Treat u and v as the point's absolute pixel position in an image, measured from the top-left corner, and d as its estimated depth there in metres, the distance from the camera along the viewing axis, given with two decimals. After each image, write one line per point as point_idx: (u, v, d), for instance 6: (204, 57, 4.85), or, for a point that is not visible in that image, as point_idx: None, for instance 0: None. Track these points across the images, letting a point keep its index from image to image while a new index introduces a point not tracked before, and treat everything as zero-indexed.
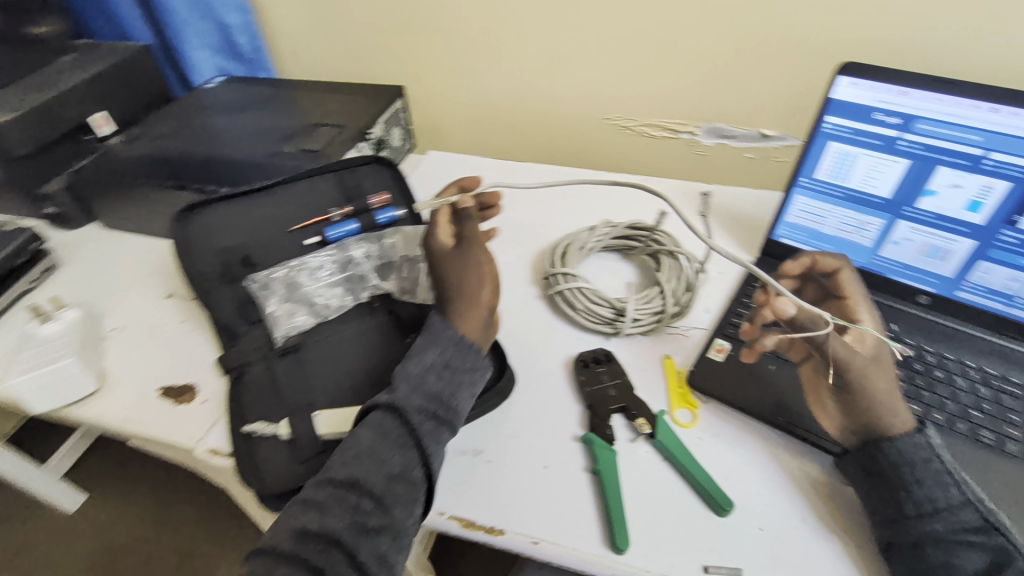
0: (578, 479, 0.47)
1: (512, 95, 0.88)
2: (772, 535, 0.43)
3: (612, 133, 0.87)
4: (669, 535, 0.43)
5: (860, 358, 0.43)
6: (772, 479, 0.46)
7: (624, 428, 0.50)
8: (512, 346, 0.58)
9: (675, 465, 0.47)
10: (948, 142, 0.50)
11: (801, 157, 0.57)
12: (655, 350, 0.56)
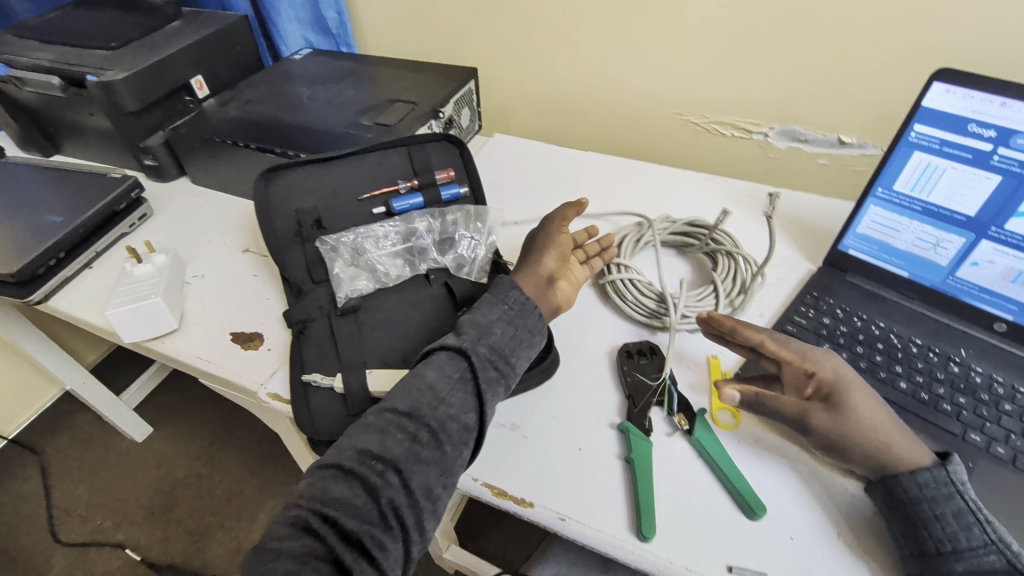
0: (611, 465, 0.48)
1: (583, 84, 0.88)
2: (803, 547, 0.42)
3: (681, 129, 0.86)
4: (695, 531, 0.43)
5: (825, 429, 0.44)
6: (809, 491, 0.45)
7: (662, 422, 0.50)
8: (558, 330, 0.59)
9: (710, 464, 0.47)
10: None
11: (881, 166, 0.55)
12: (702, 348, 0.56)
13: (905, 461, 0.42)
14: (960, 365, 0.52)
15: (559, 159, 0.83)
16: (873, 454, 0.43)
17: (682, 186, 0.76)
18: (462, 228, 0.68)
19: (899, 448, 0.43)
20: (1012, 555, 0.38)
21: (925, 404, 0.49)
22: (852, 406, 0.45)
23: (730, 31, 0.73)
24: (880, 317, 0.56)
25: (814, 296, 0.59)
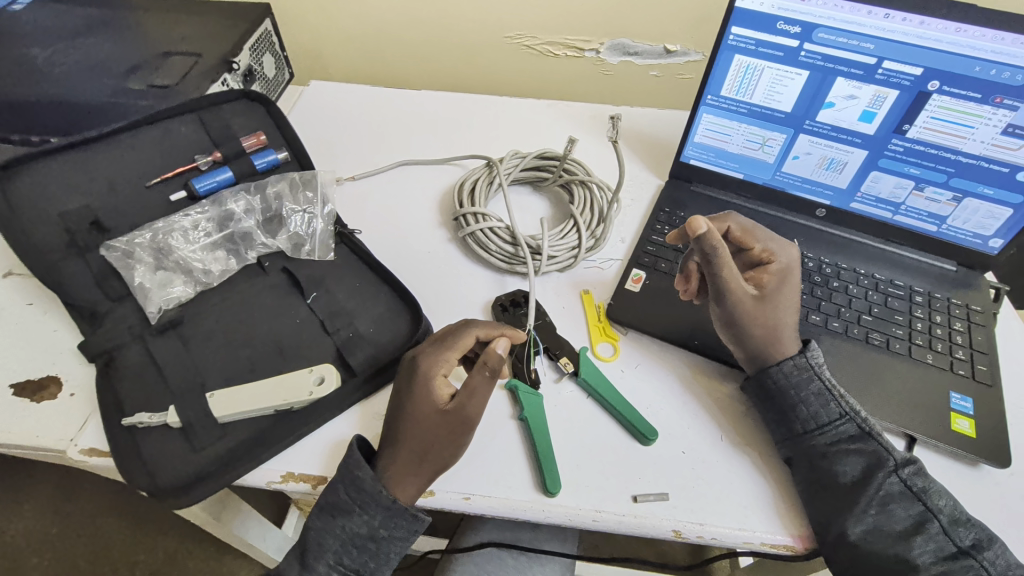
0: (505, 427, 0.45)
1: (401, 12, 0.78)
2: (694, 457, 0.44)
3: (515, 53, 0.81)
4: (598, 472, 0.43)
5: (745, 305, 0.45)
6: (691, 403, 0.47)
7: (548, 369, 0.49)
8: (426, 298, 0.54)
9: (600, 401, 0.47)
10: (843, 51, 0.49)
11: (707, 73, 0.55)
12: (574, 285, 0.55)
13: (781, 354, 0.45)
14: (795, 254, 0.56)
15: (391, 103, 0.74)
16: (761, 340, 0.45)
17: (527, 117, 0.72)
18: (289, 201, 0.58)
19: (783, 341, 0.45)
20: (862, 421, 0.42)
21: None
22: (782, 304, 0.47)
23: None
24: None
25: (667, 212, 0.60)
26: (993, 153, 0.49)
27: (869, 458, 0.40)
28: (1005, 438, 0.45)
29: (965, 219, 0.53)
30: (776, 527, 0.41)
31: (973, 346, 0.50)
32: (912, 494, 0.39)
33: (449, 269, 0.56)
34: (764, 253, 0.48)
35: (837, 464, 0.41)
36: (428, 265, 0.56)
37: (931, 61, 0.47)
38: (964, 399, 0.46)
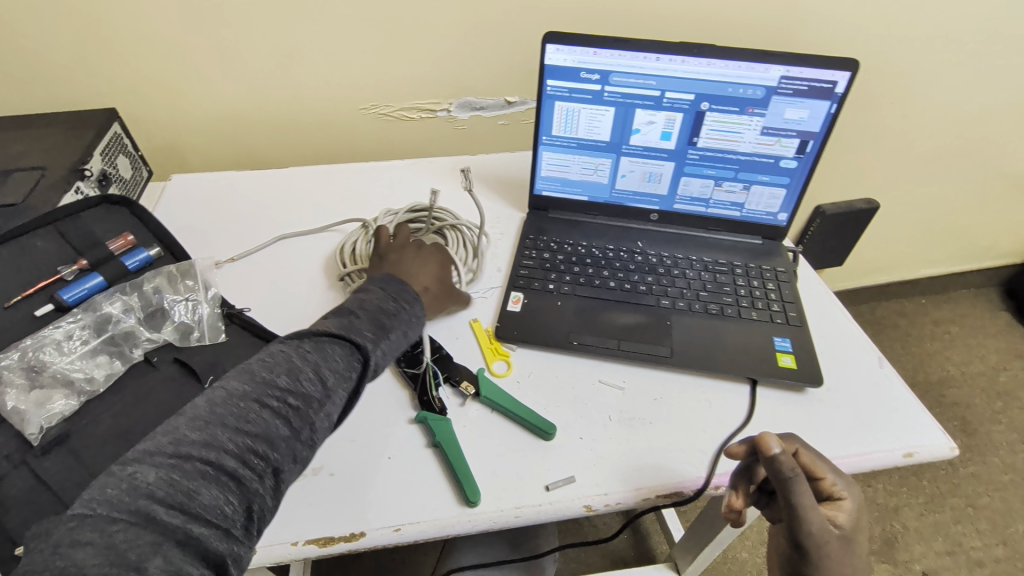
0: (422, 457, 0.49)
1: (256, 99, 0.82)
2: (592, 440, 0.51)
3: (373, 122, 0.87)
4: (513, 474, 0.48)
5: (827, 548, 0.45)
6: (581, 395, 0.54)
7: (451, 396, 0.53)
8: None
9: (503, 413, 0.52)
10: (635, 89, 0.61)
11: (537, 120, 0.65)
12: (463, 316, 0.61)
13: None
14: (641, 253, 0.67)
15: (259, 186, 0.77)
16: None
17: (395, 178, 0.78)
18: (169, 293, 0.59)
19: None
20: None
21: (629, 291, 0.63)
22: (855, 547, 0.47)
23: (378, 19, 0.76)
24: (581, 238, 0.69)
25: (533, 237, 0.68)
26: (760, 150, 0.63)
27: None
28: (817, 363, 0.56)
29: (757, 203, 0.67)
30: (667, 479, 0.49)
31: (784, 299, 0.62)
32: None
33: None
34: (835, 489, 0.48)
35: None
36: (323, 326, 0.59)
37: (698, 89, 0.60)
38: (783, 340, 0.58)
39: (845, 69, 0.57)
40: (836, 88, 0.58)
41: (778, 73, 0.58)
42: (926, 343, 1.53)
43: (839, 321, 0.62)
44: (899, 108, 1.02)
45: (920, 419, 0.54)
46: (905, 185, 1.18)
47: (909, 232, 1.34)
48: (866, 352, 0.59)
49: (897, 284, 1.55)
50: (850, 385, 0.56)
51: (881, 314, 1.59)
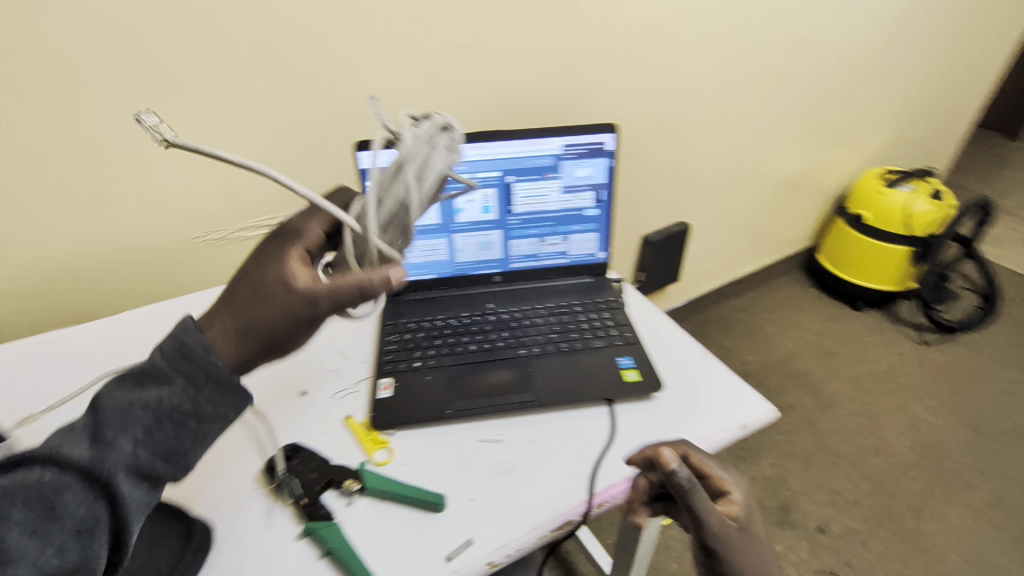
0: (315, 570, 0.48)
1: (69, 252, 0.77)
2: (481, 498, 0.54)
3: (210, 249, 0.86)
4: (412, 556, 0.49)
5: (734, 542, 0.50)
6: (463, 458, 0.57)
7: (336, 499, 0.53)
8: (192, 498, 0.53)
9: (391, 498, 0.53)
10: (449, 175, 0.69)
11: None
12: (337, 416, 0.61)
13: None
14: (493, 313, 0.74)
15: (92, 342, 0.71)
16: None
17: None
18: None
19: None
20: None
21: (490, 349, 0.69)
22: (755, 538, 0.53)
23: (200, 149, 0.76)
24: (437, 313, 0.74)
25: (391, 323, 0.72)
26: (567, 205, 0.74)
27: None
28: (656, 370, 0.66)
29: (579, 247, 0.78)
30: (556, 513, 0.53)
31: (620, 322, 0.72)
32: None
33: (213, 460, 0.56)
34: (722, 483, 0.55)
35: None
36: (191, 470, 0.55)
37: (501, 165, 0.70)
38: (626, 358, 0.67)
39: (607, 131, 0.70)
40: (607, 146, 0.71)
41: (560, 143, 0.70)
42: (764, 328, 1.79)
43: (670, 329, 0.72)
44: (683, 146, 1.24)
45: (744, 395, 0.64)
46: (706, 205, 1.42)
47: (722, 240, 1.60)
48: (694, 351, 0.69)
49: (728, 285, 1.81)
50: (688, 383, 0.65)
51: (725, 313, 1.82)
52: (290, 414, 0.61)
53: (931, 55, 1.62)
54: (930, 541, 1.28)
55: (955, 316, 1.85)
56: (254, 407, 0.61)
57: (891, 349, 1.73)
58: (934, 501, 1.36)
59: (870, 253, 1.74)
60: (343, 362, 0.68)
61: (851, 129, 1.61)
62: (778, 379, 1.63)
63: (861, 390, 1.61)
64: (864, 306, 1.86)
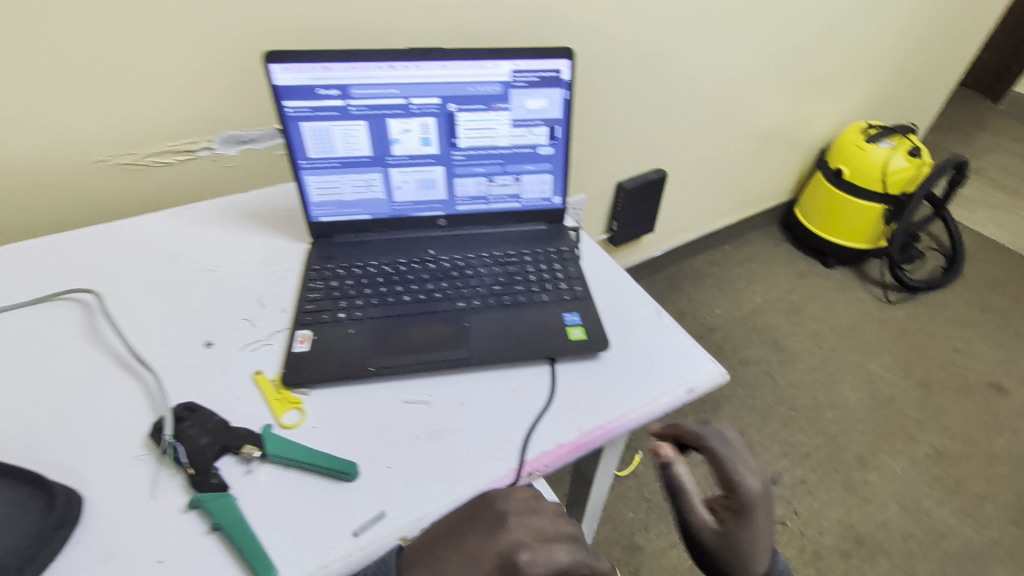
0: (206, 352, 0.56)
1: (51, 155, 0.72)
2: (281, 266, 0.66)
3: (156, 177, 0.79)
4: (248, 324, 0.59)
5: (716, 542, 0.49)
6: (296, 249, 0.69)
7: (202, 270, 0.65)
8: (155, 297, 0.61)
9: (226, 283, 0.63)
10: (379, 99, 0.60)
11: (283, 127, 0.59)
12: (238, 213, 0.74)
13: None
14: (433, 261, 0.66)
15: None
16: None
17: (152, 236, 0.70)
18: None
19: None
20: None
21: (424, 301, 0.61)
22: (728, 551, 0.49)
23: (105, 68, 0.68)
24: (368, 259, 0.66)
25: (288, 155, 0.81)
26: (517, 141, 0.66)
27: None
28: (604, 331, 0.59)
29: (532, 190, 0.70)
30: (483, 479, 0.48)
31: (570, 276, 0.65)
32: None
33: (83, 438, 0.49)
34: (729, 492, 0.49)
35: None
36: (55, 446, 0.48)
37: (441, 91, 0.60)
38: (572, 314, 0.60)
39: (564, 57, 0.61)
40: (563, 76, 0.62)
41: (507, 68, 0.60)
42: (736, 282, 1.80)
43: (637, 295, 0.65)
44: (649, 91, 1.21)
45: (692, 353, 0.59)
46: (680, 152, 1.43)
47: (698, 185, 1.60)
48: (644, 303, 0.64)
49: (702, 239, 1.82)
50: (633, 340, 0.60)
51: (698, 266, 1.84)
52: (187, 366, 0.54)
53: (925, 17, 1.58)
54: (873, 491, 1.31)
55: (918, 275, 1.89)
56: (242, 224, 0.72)
57: (855, 308, 1.73)
58: (879, 451, 1.38)
59: (848, 209, 1.71)
60: (259, 311, 0.61)
61: (829, 80, 1.58)
62: (744, 334, 1.64)
63: (823, 346, 1.62)
64: (836, 264, 1.87)
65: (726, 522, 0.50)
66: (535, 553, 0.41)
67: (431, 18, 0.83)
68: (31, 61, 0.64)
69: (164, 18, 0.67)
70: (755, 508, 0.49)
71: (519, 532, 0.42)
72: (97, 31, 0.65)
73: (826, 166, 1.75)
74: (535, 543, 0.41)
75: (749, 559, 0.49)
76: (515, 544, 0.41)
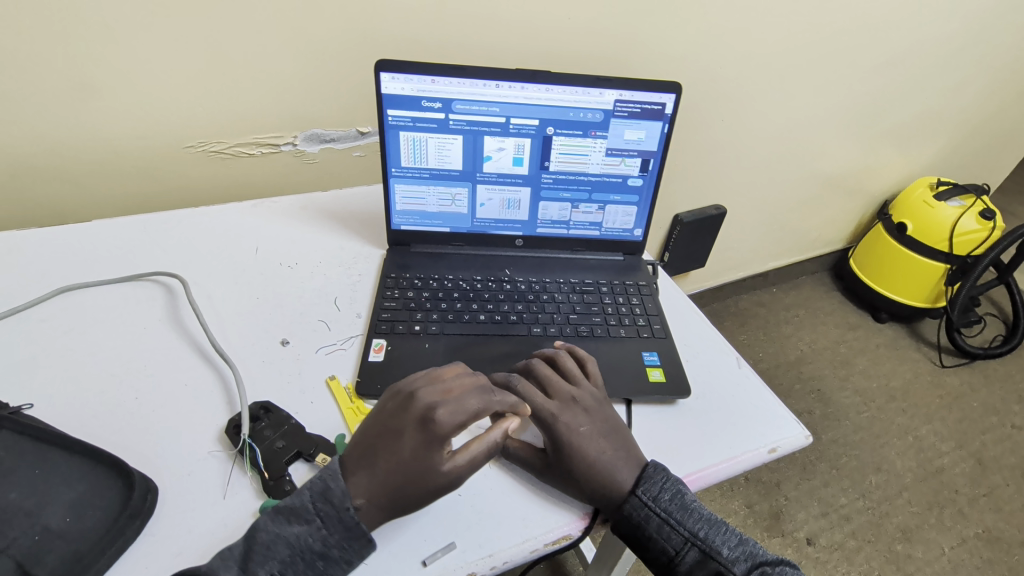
0: (282, 350, 0.56)
1: (139, 138, 0.73)
2: (359, 271, 0.66)
3: (234, 167, 0.80)
4: (324, 326, 0.59)
5: (570, 449, 0.47)
6: (374, 254, 0.69)
7: (282, 266, 0.66)
8: (236, 288, 0.62)
9: (305, 282, 0.64)
10: (480, 117, 0.60)
11: (382, 135, 0.61)
12: (315, 211, 0.74)
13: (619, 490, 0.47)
14: (509, 282, 0.65)
15: (70, 245, 0.65)
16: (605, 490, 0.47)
17: (234, 224, 0.71)
18: (55, 373, 0.52)
19: (610, 478, 0.47)
20: (700, 541, 0.47)
21: (501, 323, 0.60)
22: (574, 450, 0.47)
23: (206, 58, 0.69)
24: (445, 272, 0.66)
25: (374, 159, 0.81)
26: (608, 171, 0.65)
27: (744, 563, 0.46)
28: (686, 376, 0.57)
29: (614, 221, 0.69)
30: (556, 520, 0.46)
31: (648, 312, 0.64)
32: None
33: (162, 425, 0.49)
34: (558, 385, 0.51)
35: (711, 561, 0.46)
36: (136, 429, 0.48)
37: (542, 115, 0.60)
38: (651, 354, 0.59)
39: (670, 91, 0.60)
40: (666, 110, 0.61)
41: (612, 97, 0.60)
42: (783, 327, 1.69)
43: (714, 342, 0.63)
44: (719, 123, 1.14)
45: (774, 411, 0.56)
46: (744, 185, 1.33)
47: (755, 224, 1.50)
48: (723, 352, 0.62)
49: (752, 278, 1.73)
50: (713, 389, 0.58)
51: (744, 306, 1.75)
52: (264, 362, 0.55)
53: (1017, 74, 1.49)
54: (917, 566, 1.19)
55: (979, 335, 1.71)
56: (321, 222, 0.73)
57: (909, 367, 1.60)
58: (926, 525, 1.25)
59: (905, 264, 1.57)
60: (335, 313, 0.60)
61: (909, 129, 1.45)
62: (789, 382, 1.54)
63: (872, 404, 1.50)
64: (887, 319, 1.73)
65: (569, 418, 0.49)
66: (448, 407, 0.43)
67: (517, 32, 0.81)
68: (141, 48, 0.66)
69: (259, 14, 0.67)
70: (595, 408, 0.50)
71: (425, 394, 0.43)
72: (205, 25, 0.66)
73: (886, 219, 1.60)
74: (443, 396, 0.43)
75: (593, 455, 0.48)
76: (429, 402, 0.43)
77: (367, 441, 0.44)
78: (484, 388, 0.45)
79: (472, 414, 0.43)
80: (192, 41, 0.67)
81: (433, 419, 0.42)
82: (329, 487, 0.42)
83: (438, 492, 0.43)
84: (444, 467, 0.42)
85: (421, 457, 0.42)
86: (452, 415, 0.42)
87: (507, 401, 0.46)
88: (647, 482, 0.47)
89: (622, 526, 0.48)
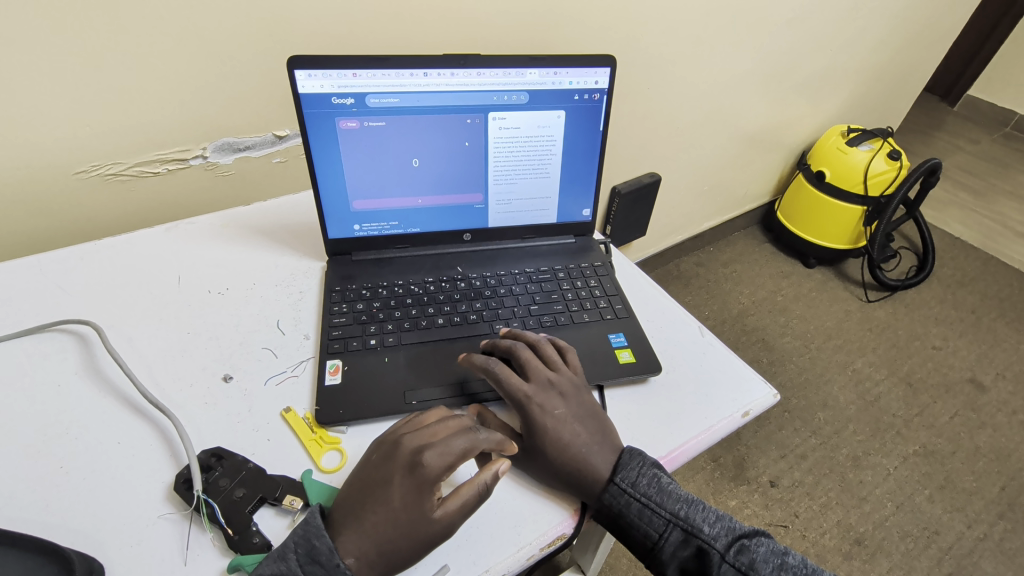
0: (226, 386, 0.51)
1: (13, 168, 0.63)
2: (301, 287, 0.61)
3: (134, 188, 0.72)
4: (269, 354, 0.54)
5: (546, 436, 0.46)
6: (314, 267, 0.64)
7: (212, 292, 0.60)
8: (164, 323, 0.56)
9: (242, 309, 0.58)
10: (408, 109, 0.56)
11: (304, 138, 0.56)
12: (238, 226, 0.68)
13: (600, 479, 0.46)
14: (463, 279, 0.62)
15: None
16: (586, 480, 0.45)
17: (147, 254, 0.64)
18: None
19: (591, 466, 0.46)
20: (680, 521, 0.46)
21: (461, 325, 0.57)
22: (549, 435, 0.46)
23: (86, 71, 0.61)
24: (394, 278, 0.62)
25: None
26: (547, 153, 0.63)
27: (725, 536, 0.46)
28: (653, 353, 0.57)
29: (561, 204, 0.67)
30: (548, 523, 0.44)
31: (608, 293, 0.63)
32: (737, 571, 0.44)
33: (96, 496, 0.43)
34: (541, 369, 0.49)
35: (693, 537, 0.46)
36: (63, 506, 0.42)
37: (475, 100, 0.58)
38: (618, 336, 0.58)
39: (603, 66, 0.59)
40: (601, 85, 0.60)
41: (544, 76, 0.58)
42: (722, 283, 1.75)
43: (673, 315, 0.63)
44: (646, 92, 1.14)
45: (741, 374, 0.57)
46: (674, 153, 1.36)
47: (686, 188, 1.53)
48: (684, 323, 0.62)
49: (688, 240, 1.77)
50: (680, 363, 0.58)
51: (684, 268, 1.79)
52: (207, 405, 0.49)
53: (908, 21, 1.59)
54: (868, 490, 1.27)
55: (896, 268, 1.84)
56: (248, 240, 0.67)
57: (839, 306, 1.70)
58: (871, 450, 1.35)
59: (826, 210, 1.66)
60: (280, 338, 0.56)
61: (816, 83, 1.53)
62: (734, 335, 1.60)
63: (810, 346, 1.58)
64: (815, 264, 1.82)
65: (548, 400, 0.48)
66: (436, 448, 0.41)
67: (432, 17, 0.77)
68: (5, 68, 0.57)
69: (141, 17, 0.60)
70: (573, 392, 0.49)
71: (411, 439, 0.42)
72: (82, 35, 0.58)
73: (807, 168, 1.68)
74: (430, 439, 0.42)
75: (570, 438, 0.46)
76: (416, 446, 0.41)
77: (353, 496, 0.41)
78: (471, 427, 0.43)
79: (461, 455, 0.41)
80: (68, 53, 0.59)
81: (420, 463, 0.40)
82: (315, 546, 0.39)
83: (431, 542, 0.40)
84: (434, 514, 0.40)
85: (410, 505, 0.40)
86: (441, 458, 0.41)
87: (493, 438, 0.43)
88: (625, 468, 0.46)
89: (601, 516, 0.46)
